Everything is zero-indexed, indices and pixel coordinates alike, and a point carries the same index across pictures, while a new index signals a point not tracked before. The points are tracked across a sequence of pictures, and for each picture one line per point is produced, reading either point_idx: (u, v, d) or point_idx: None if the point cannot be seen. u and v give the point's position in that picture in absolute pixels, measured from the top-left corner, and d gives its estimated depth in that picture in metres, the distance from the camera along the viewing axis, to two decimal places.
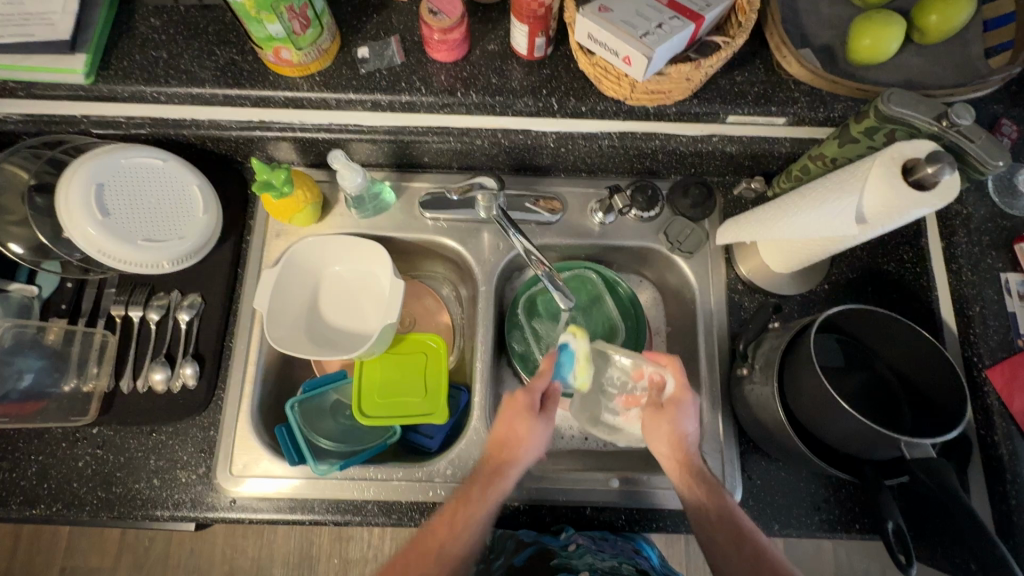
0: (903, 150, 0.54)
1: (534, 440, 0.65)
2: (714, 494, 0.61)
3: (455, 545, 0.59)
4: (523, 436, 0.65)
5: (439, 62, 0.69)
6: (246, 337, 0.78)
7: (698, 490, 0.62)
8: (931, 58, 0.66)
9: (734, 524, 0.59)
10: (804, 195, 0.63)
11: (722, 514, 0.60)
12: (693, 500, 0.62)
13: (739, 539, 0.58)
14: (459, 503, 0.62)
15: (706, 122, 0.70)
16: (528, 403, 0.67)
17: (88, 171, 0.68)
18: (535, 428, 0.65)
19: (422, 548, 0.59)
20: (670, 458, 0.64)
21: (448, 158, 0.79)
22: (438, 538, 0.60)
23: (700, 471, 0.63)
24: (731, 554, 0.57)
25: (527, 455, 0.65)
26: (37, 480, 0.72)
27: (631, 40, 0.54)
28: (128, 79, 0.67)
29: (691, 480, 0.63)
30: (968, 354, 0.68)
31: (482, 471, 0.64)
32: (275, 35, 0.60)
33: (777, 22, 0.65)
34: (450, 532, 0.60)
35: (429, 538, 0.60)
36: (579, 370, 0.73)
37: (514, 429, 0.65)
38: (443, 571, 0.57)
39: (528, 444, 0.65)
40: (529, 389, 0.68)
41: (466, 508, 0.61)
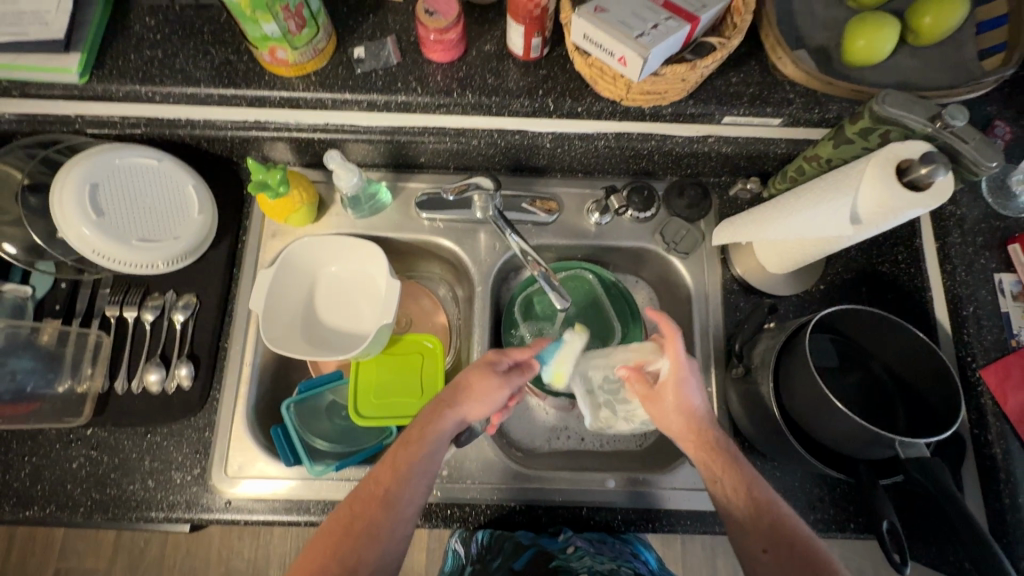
0: (897, 151, 0.54)
1: (488, 401, 0.63)
2: (731, 475, 0.59)
3: (397, 491, 0.59)
4: (478, 394, 0.63)
5: (435, 63, 0.69)
6: (242, 338, 0.78)
7: (716, 465, 0.60)
8: (926, 59, 0.66)
9: (759, 500, 0.58)
10: (799, 196, 0.64)
11: (745, 489, 0.58)
12: (713, 473, 0.60)
13: (761, 513, 0.57)
14: (402, 449, 0.61)
15: (702, 123, 0.70)
16: (492, 365, 0.64)
17: (82, 171, 0.68)
18: (494, 388, 0.63)
19: (364, 493, 0.60)
20: (686, 430, 0.62)
21: (445, 159, 0.79)
22: (381, 484, 0.59)
23: (718, 443, 0.61)
24: (755, 530, 0.57)
25: (473, 407, 0.63)
26: (30, 482, 0.71)
27: (626, 40, 0.54)
28: (123, 78, 0.67)
29: (708, 453, 0.61)
30: (962, 354, 0.69)
31: (426, 420, 0.62)
32: (270, 34, 0.60)
33: (773, 24, 0.65)
34: (393, 479, 0.59)
35: (373, 484, 0.60)
36: (562, 358, 0.72)
37: (466, 383, 0.63)
38: (385, 517, 0.58)
39: (482, 401, 0.63)
40: (500, 353, 0.66)
41: (410, 454, 0.60)
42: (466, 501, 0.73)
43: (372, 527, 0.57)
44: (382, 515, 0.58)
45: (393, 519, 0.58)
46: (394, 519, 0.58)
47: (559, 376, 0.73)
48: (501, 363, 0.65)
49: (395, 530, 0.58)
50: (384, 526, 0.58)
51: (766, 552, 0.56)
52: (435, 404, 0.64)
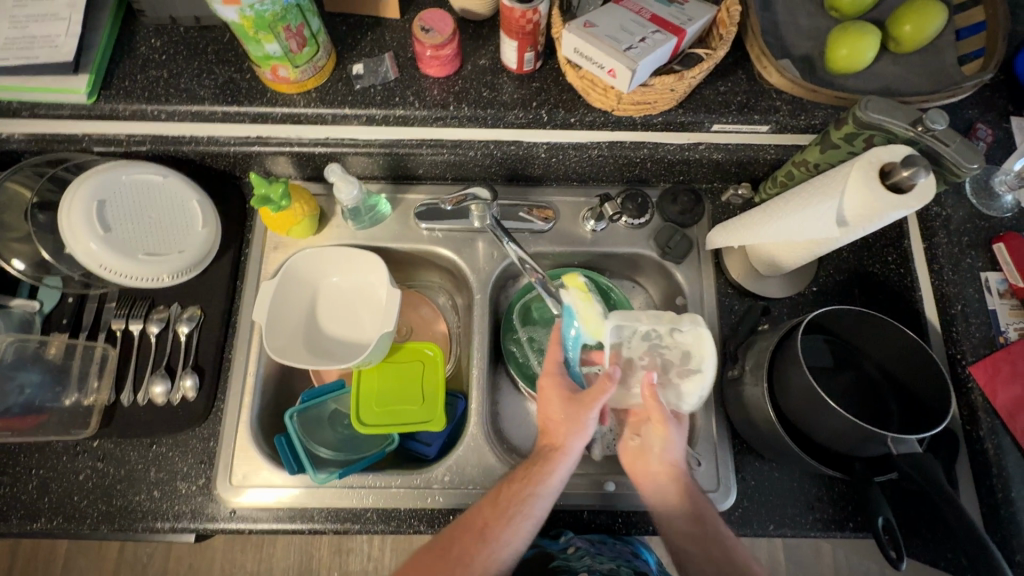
0: (880, 155, 0.55)
1: (583, 427, 0.65)
2: (689, 497, 0.64)
3: (501, 528, 0.61)
4: (568, 423, 0.65)
5: (432, 77, 0.71)
6: (245, 349, 0.79)
7: (686, 505, 0.63)
8: (906, 66, 0.68)
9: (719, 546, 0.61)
10: (787, 199, 0.65)
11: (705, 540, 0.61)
12: (680, 515, 0.63)
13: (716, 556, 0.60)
14: (511, 486, 0.64)
15: (692, 131, 0.72)
16: (560, 391, 0.67)
17: (91, 187, 0.70)
18: (578, 414, 0.65)
19: (469, 524, 0.62)
20: (666, 468, 0.65)
21: (442, 170, 0.81)
22: (487, 518, 0.62)
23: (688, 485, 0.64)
24: (703, 565, 0.60)
25: (575, 443, 0.65)
26: (37, 494, 0.72)
27: (615, 54, 0.56)
28: (129, 98, 0.69)
29: (681, 493, 0.64)
30: (951, 351, 0.70)
31: (539, 458, 0.65)
32: (272, 54, 0.62)
33: (758, 34, 0.67)
34: (497, 515, 0.62)
35: (479, 518, 0.62)
36: (585, 319, 0.73)
37: (557, 415, 0.66)
38: (488, 553, 0.60)
39: (579, 432, 0.65)
40: (556, 373, 0.69)
41: (518, 495, 0.63)
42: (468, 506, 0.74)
43: (470, 558, 0.59)
44: (480, 550, 0.60)
45: (491, 554, 0.60)
46: (498, 555, 0.60)
47: (597, 333, 0.72)
48: (566, 387, 0.68)
49: (498, 564, 0.60)
50: (490, 558, 0.59)
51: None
52: (546, 443, 0.66)
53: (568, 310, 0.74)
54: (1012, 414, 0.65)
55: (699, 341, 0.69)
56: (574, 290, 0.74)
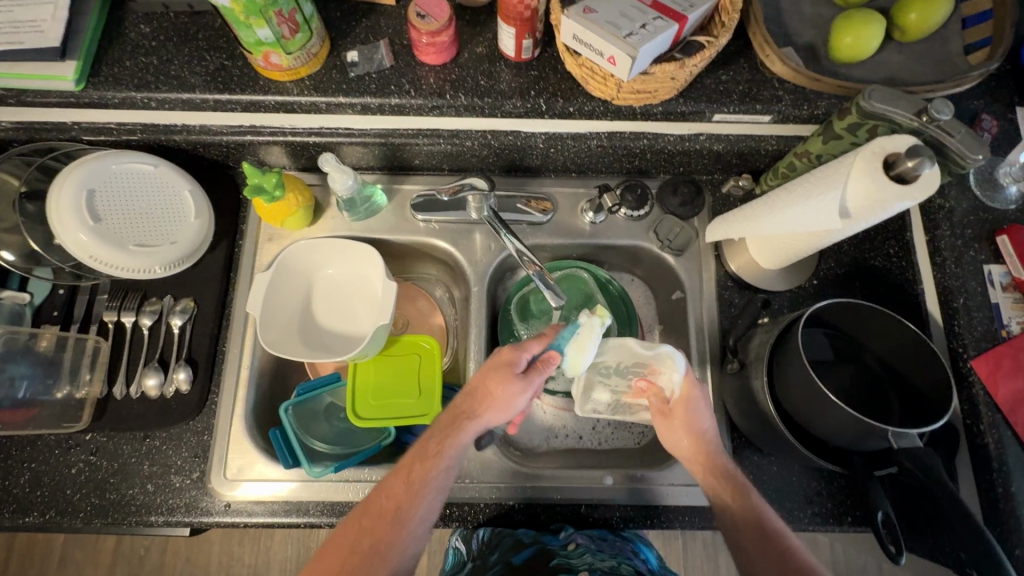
0: (884, 145, 0.54)
1: (509, 405, 0.63)
2: (739, 494, 0.61)
3: (411, 505, 0.60)
4: (500, 397, 0.63)
5: (428, 65, 0.69)
6: (240, 341, 0.78)
7: (724, 491, 0.62)
8: (911, 55, 0.67)
9: (757, 518, 0.60)
10: (789, 191, 0.64)
11: (743, 518, 0.60)
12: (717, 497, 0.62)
13: (758, 531, 0.59)
14: (417, 461, 0.62)
15: (693, 121, 0.71)
16: (512, 364, 0.64)
17: (77, 177, 0.68)
18: (515, 389, 0.63)
19: (375, 506, 0.60)
20: (692, 456, 0.64)
21: (439, 160, 0.80)
22: (394, 498, 0.60)
23: (722, 468, 0.63)
24: (749, 542, 0.59)
25: (493, 415, 0.63)
26: (30, 488, 0.72)
27: (615, 40, 0.55)
28: (119, 85, 0.67)
29: (716, 476, 0.63)
30: (953, 344, 0.69)
31: (442, 435, 0.63)
32: (264, 39, 0.61)
33: (760, 22, 0.66)
34: (404, 494, 0.60)
35: (385, 497, 0.61)
36: (578, 347, 0.67)
37: (489, 386, 0.64)
38: (399, 531, 0.59)
39: (505, 408, 0.63)
40: (517, 350, 0.65)
41: (424, 469, 0.61)
42: (465, 500, 0.74)
43: (384, 542, 0.58)
44: (393, 533, 0.59)
45: (405, 535, 0.59)
46: (407, 533, 0.59)
47: (576, 366, 0.68)
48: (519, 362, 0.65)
49: (411, 541, 0.59)
50: (400, 539, 0.59)
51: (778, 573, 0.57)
52: (451, 416, 0.64)
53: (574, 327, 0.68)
54: (1014, 408, 0.64)
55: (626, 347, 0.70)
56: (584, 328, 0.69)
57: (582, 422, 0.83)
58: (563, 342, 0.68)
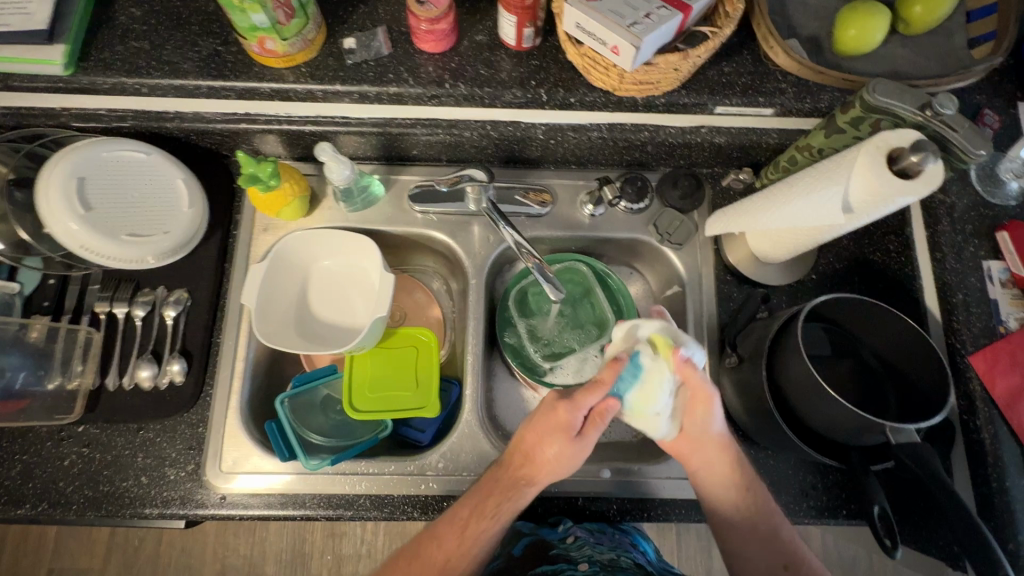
0: (888, 139, 0.54)
1: (562, 462, 0.61)
2: (747, 491, 0.64)
3: (462, 559, 0.60)
4: (554, 457, 0.61)
5: (427, 53, 0.68)
6: (234, 333, 0.77)
7: (733, 487, 0.64)
8: (916, 49, 0.67)
9: (762, 513, 0.63)
10: (791, 185, 0.64)
11: (755, 517, 0.63)
12: (732, 497, 0.64)
13: (769, 531, 0.63)
14: (479, 514, 0.61)
15: (695, 113, 0.70)
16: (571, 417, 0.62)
17: (67, 165, 0.67)
18: (575, 449, 0.62)
19: (427, 557, 0.61)
20: (716, 456, 0.64)
21: (437, 151, 0.79)
22: (447, 551, 0.61)
23: (734, 463, 0.64)
24: (754, 540, 0.63)
25: (550, 474, 0.62)
26: (22, 480, 0.71)
27: (618, 29, 0.54)
28: (109, 70, 0.66)
29: (736, 478, 0.64)
30: (951, 340, 0.70)
31: (495, 489, 0.62)
32: (259, 25, 0.59)
33: (765, 13, 0.65)
34: (459, 545, 0.60)
35: (436, 547, 0.61)
36: (642, 393, 0.63)
37: (545, 445, 0.62)
38: None
39: (558, 467, 0.62)
40: (572, 404, 0.62)
41: (480, 525, 0.61)
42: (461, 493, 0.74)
43: None
44: None
45: None
46: None
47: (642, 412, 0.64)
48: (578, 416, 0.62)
49: None
50: None
51: (786, 568, 0.62)
52: (506, 472, 0.63)
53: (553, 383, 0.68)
54: (1010, 404, 0.65)
55: (669, 331, 0.66)
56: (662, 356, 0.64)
57: None
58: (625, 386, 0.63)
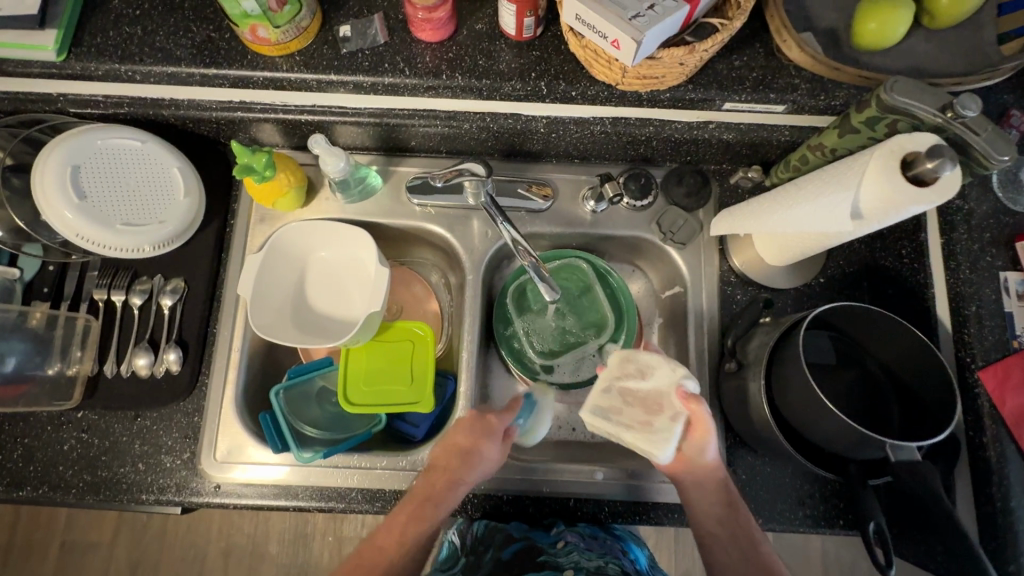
0: (903, 143, 0.51)
1: (485, 464, 0.64)
2: (734, 508, 0.63)
3: (398, 563, 0.60)
4: (473, 458, 0.64)
5: (424, 42, 0.66)
6: (230, 324, 0.77)
7: (721, 504, 0.62)
8: (940, 44, 0.63)
9: (747, 529, 0.62)
10: (799, 188, 0.61)
11: (739, 534, 0.62)
12: (716, 512, 0.63)
13: (750, 543, 0.62)
14: (406, 514, 0.63)
15: (702, 108, 0.67)
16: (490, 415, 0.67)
17: (62, 152, 0.66)
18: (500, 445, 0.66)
19: (367, 562, 0.61)
20: (706, 477, 0.62)
21: (436, 142, 0.77)
22: (385, 556, 0.61)
23: (724, 483, 0.63)
24: (731, 551, 0.62)
25: (477, 475, 0.64)
26: (23, 462, 0.72)
27: (619, 23, 0.51)
28: (101, 56, 0.64)
29: (725, 496, 0.63)
30: (961, 355, 0.67)
31: (428, 493, 0.63)
32: (250, 11, 0.58)
33: (780, 4, 0.61)
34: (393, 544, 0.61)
35: (376, 551, 0.61)
36: (534, 421, 0.71)
37: (466, 448, 0.64)
38: None
39: (482, 469, 0.64)
40: (487, 416, 0.67)
41: (416, 529, 0.61)
42: None
43: None
44: None
45: None
46: None
47: (529, 435, 0.72)
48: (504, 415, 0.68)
49: None
50: None
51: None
52: (438, 475, 0.64)
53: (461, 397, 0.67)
54: (1019, 422, 0.62)
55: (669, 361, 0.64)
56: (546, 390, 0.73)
57: (574, 414, 0.83)
58: (523, 416, 0.71)
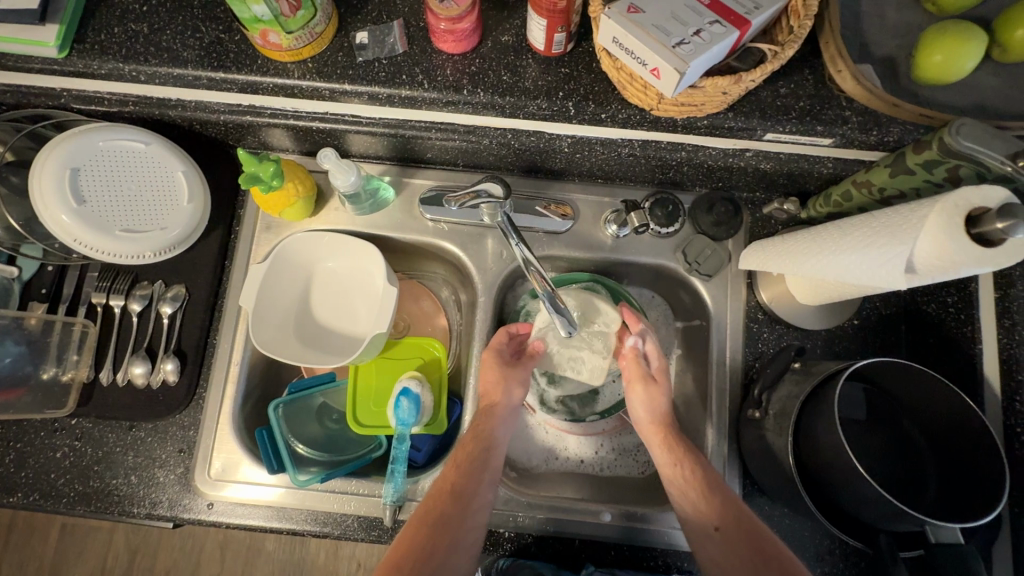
0: (970, 197, 0.45)
1: (512, 383, 0.69)
2: (689, 458, 0.63)
3: (466, 482, 0.62)
4: (495, 379, 0.69)
5: (445, 53, 0.61)
6: (230, 336, 0.74)
7: (670, 453, 0.64)
8: (1009, 79, 0.57)
9: (705, 480, 0.61)
10: (844, 232, 0.57)
11: (689, 488, 0.61)
12: (667, 466, 0.64)
13: (702, 493, 0.61)
14: (461, 449, 0.65)
15: (741, 137, 0.62)
16: (496, 356, 0.71)
17: (62, 153, 0.63)
18: (512, 377, 0.70)
19: (439, 488, 0.62)
20: (653, 430, 0.67)
21: (453, 155, 0.73)
22: (451, 477, 0.63)
23: (675, 435, 0.65)
24: (693, 507, 0.61)
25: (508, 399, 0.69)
26: (15, 468, 0.71)
27: (661, 50, 0.46)
28: (105, 55, 0.61)
29: (670, 443, 0.65)
30: (1010, 421, 0.61)
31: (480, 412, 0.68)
32: (260, 16, 0.53)
33: (837, 30, 0.56)
34: (459, 474, 0.63)
35: (442, 480, 0.63)
36: (424, 412, 0.73)
37: (490, 376, 0.70)
38: (460, 504, 0.60)
39: (501, 387, 0.69)
40: (501, 341, 0.72)
41: (469, 447, 0.65)
42: None
43: (449, 518, 0.59)
44: (455, 509, 0.60)
45: (467, 512, 0.60)
46: (470, 509, 0.61)
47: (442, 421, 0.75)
48: (502, 354, 0.72)
49: (470, 521, 0.60)
50: (466, 514, 0.60)
51: (718, 529, 0.58)
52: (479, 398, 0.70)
53: (412, 397, 0.72)
54: None
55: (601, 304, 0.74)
56: (416, 378, 0.74)
57: (585, 445, 0.79)
58: (407, 417, 0.71)
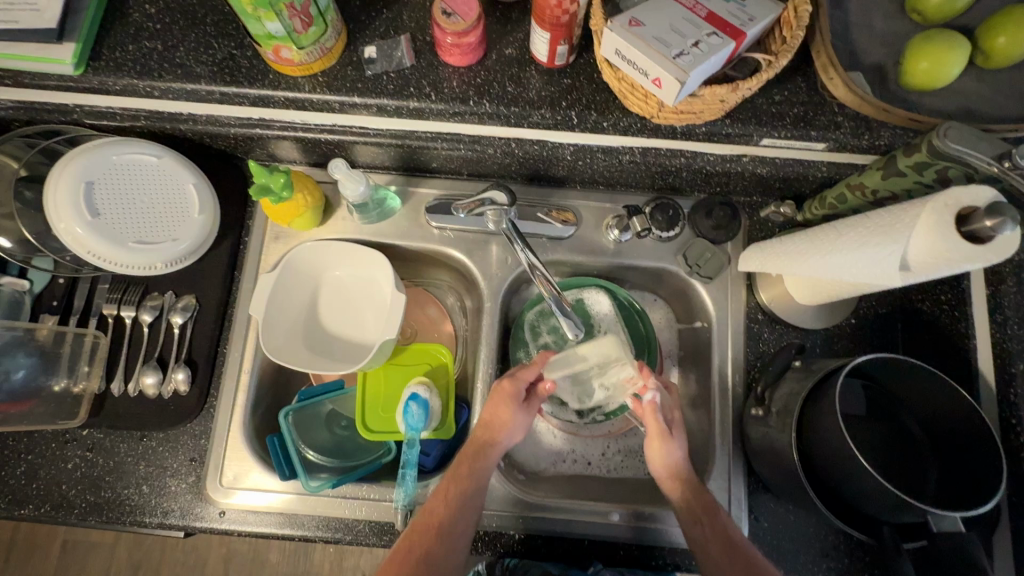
0: (959, 196, 0.47)
1: (516, 422, 0.66)
2: (707, 511, 0.61)
3: (452, 521, 0.61)
4: (502, 415, 0.66)
5: (452, 66, 0.63)
6: (241, 345, 0.75)
7: (689, 505, 0.62)
8: (993, 85, 0.59)
9: (725, 533, 0.59)
10: (839, 232, 0.59)
11: (711, 543, 0.59)
12: (685, 519, 0.61)
13: (724, 547, 0.58)
14: (452, 482, 0.63)
15: (738, 143, 0.65)
16: (512, 393, 0.68)
17: (77, 168, 0.65)
18: (519, 420, 0.67)
19: (422, 522, 0.61)
20: (667, 476, 0.63)
21: (458, 165, 0.75)
22: (437, 514, 0.61)
23: (693, 487, 0.63)
24: (715, 563, 0.58)
25: (510, 438, 0.66)
26: (26, 480, 0.71)
27: (662, 60, 0.48)
28: (120, 71, 0.63)
29: (688, 498, 0.62)
30: (1005, 413, 0.64)
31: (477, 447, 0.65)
32: (274, 33, 0.55)
33: (827, 40, 0.58)
34: (446, 510, 0.61)
35: (428, 514, 0.61)
36: (432, 417, 0.74)
37: (497, 412, 0.67)
38: (442, 544, 0.59)
39: (506, 425, 0.66)
40: (513, 380, 0.68)
41: (460, 485, 0.63)
42: None
43: (431, 557, 0.58)
44: (437, 547, 0.59)
45: (448, 552, 0.59)
46: (452, 547, 0.60)
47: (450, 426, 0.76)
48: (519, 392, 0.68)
49: (451, 561, 0.59)
50: (446, 554, 0.59)
51: None
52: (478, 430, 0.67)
53: (421, 402, 0.72)
54: None
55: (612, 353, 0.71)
56: (424, 384, 0.75)
57: (591, 448, 0.80)
58: (416, 423, 0.72)
